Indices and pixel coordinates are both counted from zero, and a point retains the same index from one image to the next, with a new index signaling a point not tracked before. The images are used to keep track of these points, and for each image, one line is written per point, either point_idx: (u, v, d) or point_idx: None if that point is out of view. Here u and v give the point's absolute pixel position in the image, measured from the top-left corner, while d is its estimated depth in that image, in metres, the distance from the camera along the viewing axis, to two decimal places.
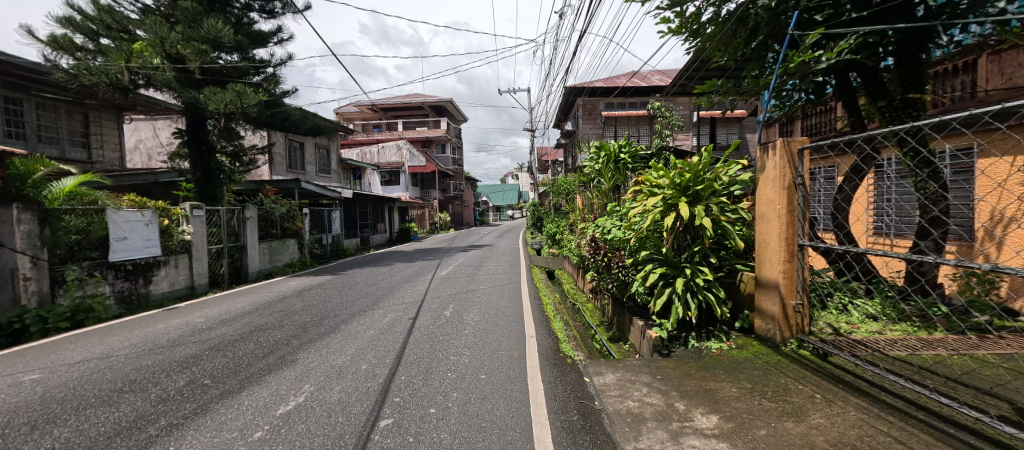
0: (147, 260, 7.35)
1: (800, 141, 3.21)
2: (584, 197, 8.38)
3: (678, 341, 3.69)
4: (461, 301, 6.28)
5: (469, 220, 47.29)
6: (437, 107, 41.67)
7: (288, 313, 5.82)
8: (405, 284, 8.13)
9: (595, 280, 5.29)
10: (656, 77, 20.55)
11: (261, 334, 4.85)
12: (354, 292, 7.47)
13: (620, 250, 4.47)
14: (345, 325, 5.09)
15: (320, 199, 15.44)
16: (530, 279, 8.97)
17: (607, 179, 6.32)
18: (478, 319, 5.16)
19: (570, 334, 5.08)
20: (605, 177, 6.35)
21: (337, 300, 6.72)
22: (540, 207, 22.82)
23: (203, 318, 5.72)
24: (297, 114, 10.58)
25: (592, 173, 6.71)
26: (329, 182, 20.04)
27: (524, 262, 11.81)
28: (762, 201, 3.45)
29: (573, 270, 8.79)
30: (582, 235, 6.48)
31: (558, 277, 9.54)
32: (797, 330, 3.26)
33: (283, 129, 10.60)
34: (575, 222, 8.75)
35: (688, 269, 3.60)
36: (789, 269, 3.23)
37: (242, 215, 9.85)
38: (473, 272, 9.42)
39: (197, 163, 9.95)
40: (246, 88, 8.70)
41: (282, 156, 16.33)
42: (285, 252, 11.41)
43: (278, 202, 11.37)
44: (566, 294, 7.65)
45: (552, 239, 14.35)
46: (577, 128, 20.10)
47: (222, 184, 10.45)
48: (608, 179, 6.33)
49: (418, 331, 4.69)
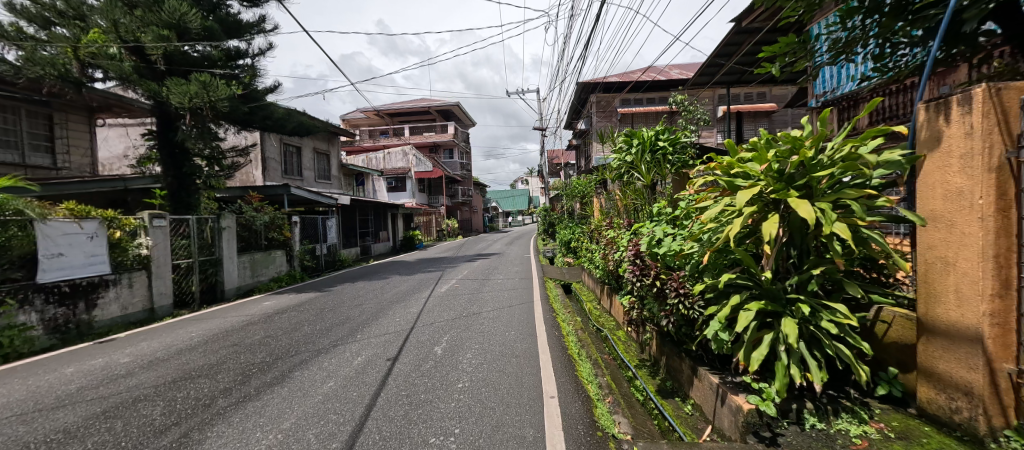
0: (92, 280, 6.20)
1: (1017, 86, 1.86)
2: (607, 200, 7.11)
3: (786, 419, 2.34)
4: (458, 331, 4.97)
5: (478, 227, 46.17)
6: (445, 112, 40.79)
7: (238, 350, 4.56)
8: (397, 304, 6.84)
9: (633, 308, 3.97)
10: (675, 71, 19.13)
11: (186, 386, 3.59)
12: (334, 315, 6.20)
13: (677, 271, 3.13)
14: (300, 371, 3.81)
15: (315, 206, 14.30)
16: (544, 296, 7.64)
17: (643, 174, 5.03)
18: (477, 363, 3.84)
19: (603, 383, 3.75)
20: (640, 171, 5.06)
21: (309, 328, 5.47)
22: (551, 212, 21.52)
23: (130, 357, 4.49)
24: (281, 112, 9.45)
25: (622, 170, 5.41)
26: (329, 188, 18.97)
27: (537, 273, 10.46)
28: (934, 195, 2.13)
29: (594, 285, 7.44)
30: (611, 246, 5.17)
31: (576, 293, 8.18)
32: (1019, 414, 1.89)
33: (266, 129, 9.48)
34: (597, 231, 7.44)
35: (805, 305, 2.27)
36: (1000, 309, 1.89)
37: (217, 224, 8.70)
38: (479, 288, 8.07)
39: (168, 167, 8.85)
40: (216, 79, 7.56)
41: (276, 161, 15.35)
42: (270, 265, 10.24)
43: (261, 211, 10.19)
44: (589, 316, 6.30)
45: (567, 247, 12.96)
46: (592, 126, 18.78)
47: (198, 190, 9.36)
48: (644, 175, 5.05)
49: (393, 385, 3.40)
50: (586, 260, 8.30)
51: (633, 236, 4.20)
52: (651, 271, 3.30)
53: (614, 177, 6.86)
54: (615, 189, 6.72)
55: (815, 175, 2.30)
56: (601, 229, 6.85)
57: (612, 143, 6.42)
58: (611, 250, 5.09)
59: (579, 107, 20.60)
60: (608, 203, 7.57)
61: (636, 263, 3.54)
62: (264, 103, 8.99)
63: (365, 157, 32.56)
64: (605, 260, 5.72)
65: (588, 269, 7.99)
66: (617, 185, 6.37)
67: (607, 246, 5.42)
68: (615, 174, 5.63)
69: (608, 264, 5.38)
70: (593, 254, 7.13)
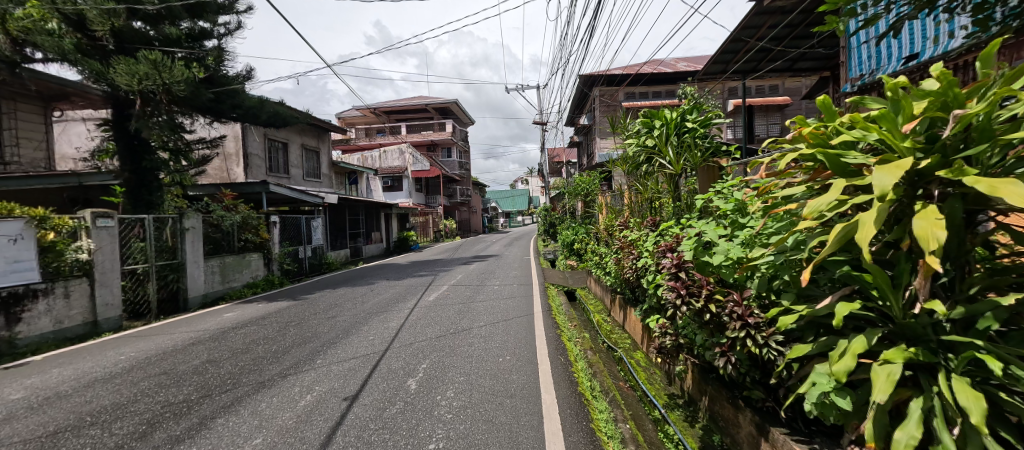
0: (15, 290, 5.30)
1: None
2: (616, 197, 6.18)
3: None
4: (440, 355, 4.05)
5: (478, 228, 45.30)
6: (442, 110, 39.88)
7: (161, 383, 3.63)
8: (376, 316, 5.92)
9: (664, 331, 3.01)
10: (681, 64, 18.22)
11: (63, 442, 2.67)
12: (299, 330, 5.30)
13: (742, 295, 2.14)
14: (224, 418, 2.89)
15: (300, 205, 13.39)
16: (546, 306, 6.70)
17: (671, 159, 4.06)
18: (458, 409, 2.92)
19: (625, 429, 2.79)
20: (667, 157, 4.09)
21: (261, 349, 4.55)
22: (552, 212, 20.61)
23: (25, 392, 3.57)
24: (253, 100, 8.55)
25: (643, 158, 4.47)
26: (318, 187, 18.06)
27: (537, 278, 9.53)
28: None
29: (603, 294, 6.51)
30: (630, 248, 4.21)
31: (583, 301, 7.24)
32: None
33: (236, 119, 8.56)
34: (606, 231, 6.52)
35: (991, 358, 1.32)
36: None
37: (179, 226, 7.79)
38: (472, 298, 7.14)
39: (126, 160, 7.92)
40: (169, 58, 6.67)
41: (260, 158, 14.44)
42: (244, 270, 9.33)
43: (235, 209, 9.33)
44: (598, 330, 5.39)
45: (570, 249, 12.05)
46: (594, 121, 17.89)
47: (161, 188, 8.42)
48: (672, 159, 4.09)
49: (339, 445, 2.48)
50: (594, 265, 7.36)
51: (664, 240, 3.26)
52: (704, 291, 2.26)
53: (627, 169, 5.95)
54: (628, 183, 5.80)
55: (995, 142, 1.40)
56: (612, 230, 5.90)
57: (626, 131, 5.51)
58: (629, 254, 4.14)
59: (581, 103, 19.72)
60: (619, 199, 6.69)
61: (677, 277, 2.47)
62: (232, 90, 8.09)
63: (361, 155, 31.66)
64: (621, 265, 4.77)
65: (597, 275, 7.05)
66: (631, 177, 5.45)
67: (624, 250, 4.48)
68: (634, 164, 4.70)
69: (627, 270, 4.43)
70: (603, 258, 6.20)
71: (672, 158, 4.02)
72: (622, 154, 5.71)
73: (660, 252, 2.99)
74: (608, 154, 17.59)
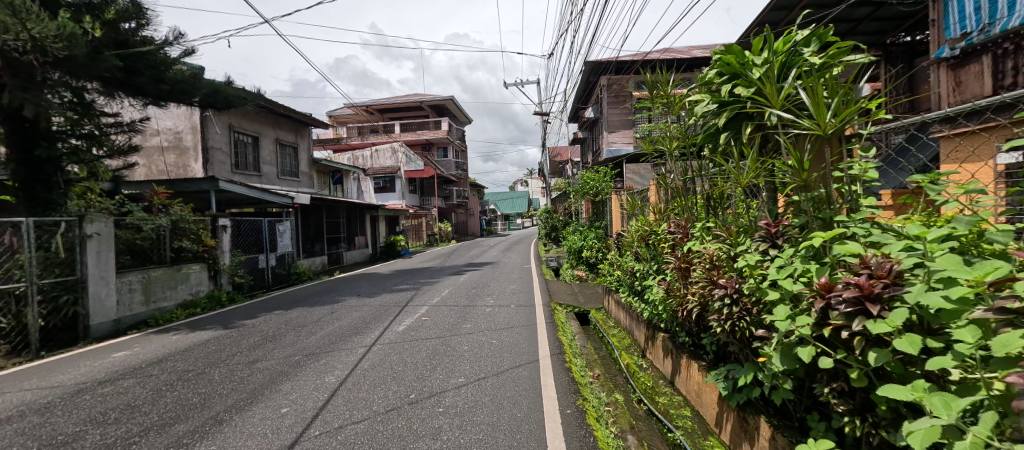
0: None
1: None
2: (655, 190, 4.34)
3: None
4: None
5: (476, 231, 43.63)
6: (439, 108, 38.15)
7: None
8: (311, 362, 4.14)
9: None
10: (697, 51, 16.52)
11: None
12: (185, 392, 3.53)
13: None
14: None
15: (266, 206, 11.62)
16: (555, 340, 4.88)
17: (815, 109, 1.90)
18: None
19: None
20: (773, 109, 2.23)
21: (95, 436, 2.80)
22: (555, 214, 18.87)
23: None
24: (180, 71, 6.79)
25: (731, 118, 2.59)
26: (296, 187, 16.27)
27: (541, 295, 7.76)
28: None
29: (632, 325, 4.80)
30: (711, 278, 2.34)
31: (603, 332, 5.46)
32: None
33: (161, 95, 6.85)
34: (637, 239, 4.69)
35: None
36: None
37: (80, 233, 6.05)
38: (455, 327, 5.32)
39: (14, 147, 6.17)
40: (41, 6, 4.96)
41: (223, 152, 12.70)
42: (179, 286, 7.59)
43: (167, 210, 7.62)
44: (635, 387, 3.68)
45: (578, 256, 10.31)
46: (602, 114, 16.13)
47: (66, 184, 6.64)
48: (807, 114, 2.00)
49: None
50: (619, 285, 5.59)
51: (843, 276, 1.47)
52: None
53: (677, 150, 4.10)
54: (681, 167, 3.95)
55: None
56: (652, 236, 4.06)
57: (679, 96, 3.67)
58: (714, 287, 2.27)
59: (587, 94, 17.95)
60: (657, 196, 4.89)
61: None
62: (148, 56, 6.36)
63: (351, 155, 29.82)
64: (683, 299, 2.94)
65: (624, 298, 5.28)
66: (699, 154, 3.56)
67: (692, 278, 2.72)
68: (707, 133, 2.83)
69: (702, 310, 2.62)
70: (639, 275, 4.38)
71: (817, 103, 1.89)
72: (676, 128, 3.85)
73: (881, 313, 1.23)
74: (616, 150, 15.85)
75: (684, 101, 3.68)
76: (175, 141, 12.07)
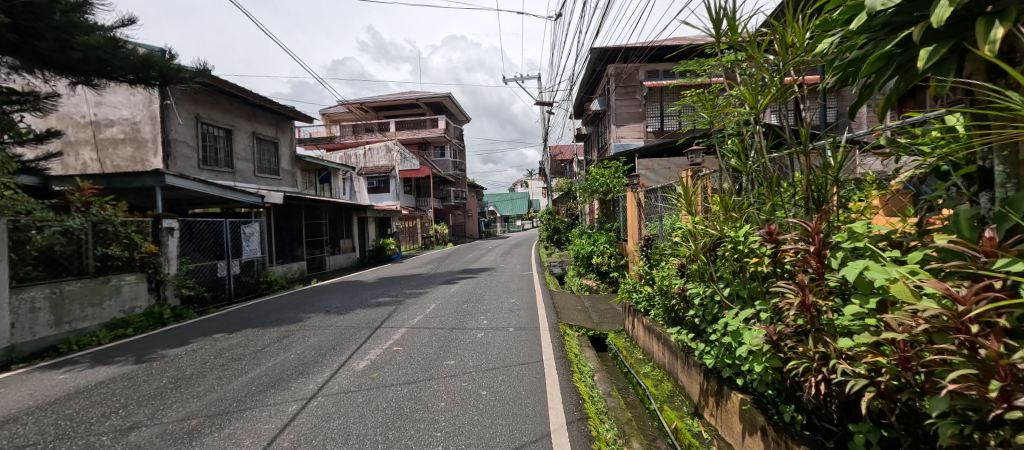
0: None
1: None
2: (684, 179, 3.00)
3: None
4: None
5: (474, 233, 42.36)
6: (436, 105, 36.80)
7: None
8: (209, 433, 2.76)
9: None
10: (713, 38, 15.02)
11: None
12: None
13: None
14: None
15: (233, 206, 10.27)
16: (572, 391, 3.46)
17: None
18: None
19: None
20: None
21: None
22: (557, 216, 17.53)
23: None
24: (99, 36, 5.47)
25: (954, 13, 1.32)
26: (275, 185, 14.89)
27: (545, 310, 6.42)
28: None
29: (676, 365, 3.47)
30: (965, 347, 1.09)
31: (632, 371, 4.07)
32: None
33: (74, 62, 5.50)
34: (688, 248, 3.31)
35: None
36: None
37: None
38: (434, 364, 3.94)
39: None
40: None
41: (187, 145, 11.35)
42: (106, 301, 6.22)
43: (89, 209, 6.29)
44: None
45: (586, 262, 8.96)
46: (610, 106, 14.74)
47: None
48: None
49: None
50: (656, 307, 4.20)
51: None
52: None
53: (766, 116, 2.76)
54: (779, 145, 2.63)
55: None
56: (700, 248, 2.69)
57: (793, 27, 2.30)
58: (1004, 377, 1.01)
59: (593, 84, 16.56)
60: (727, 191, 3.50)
61: None
62: (50, 12, 4.99)
63: (343, 153, 28.40)
64: (824, 360, 1.66)
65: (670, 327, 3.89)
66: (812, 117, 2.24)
67: (874, 335, 1.41)
68: (877, 58, 1.54)
69: (888, 397, 1.36)
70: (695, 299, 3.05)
71: None
72: (774, 82, 2.47)
73: None
74: (625, 145, 14.44)
75: (801, 35, 2.31)
76: (132, 132, 10.74)
